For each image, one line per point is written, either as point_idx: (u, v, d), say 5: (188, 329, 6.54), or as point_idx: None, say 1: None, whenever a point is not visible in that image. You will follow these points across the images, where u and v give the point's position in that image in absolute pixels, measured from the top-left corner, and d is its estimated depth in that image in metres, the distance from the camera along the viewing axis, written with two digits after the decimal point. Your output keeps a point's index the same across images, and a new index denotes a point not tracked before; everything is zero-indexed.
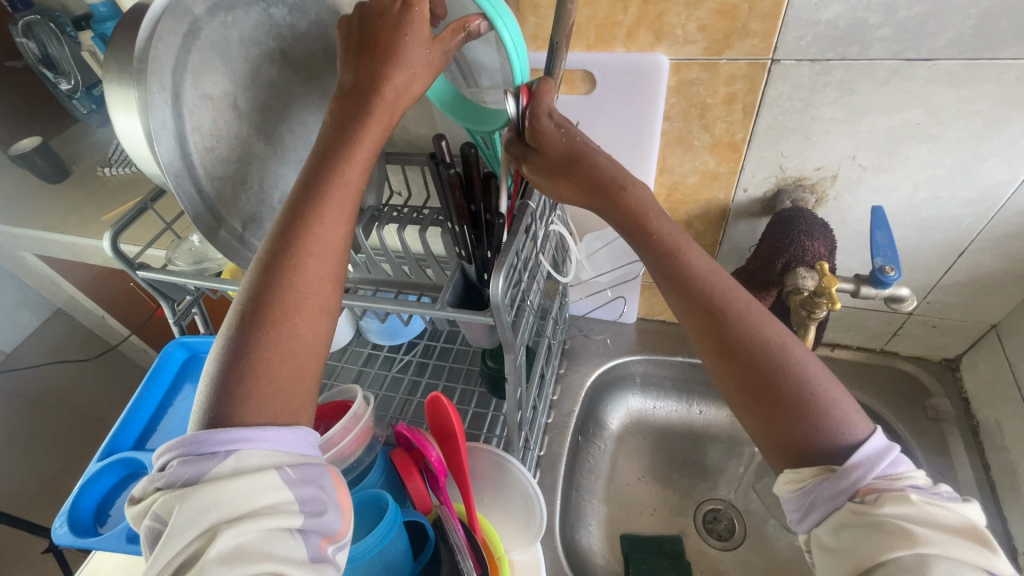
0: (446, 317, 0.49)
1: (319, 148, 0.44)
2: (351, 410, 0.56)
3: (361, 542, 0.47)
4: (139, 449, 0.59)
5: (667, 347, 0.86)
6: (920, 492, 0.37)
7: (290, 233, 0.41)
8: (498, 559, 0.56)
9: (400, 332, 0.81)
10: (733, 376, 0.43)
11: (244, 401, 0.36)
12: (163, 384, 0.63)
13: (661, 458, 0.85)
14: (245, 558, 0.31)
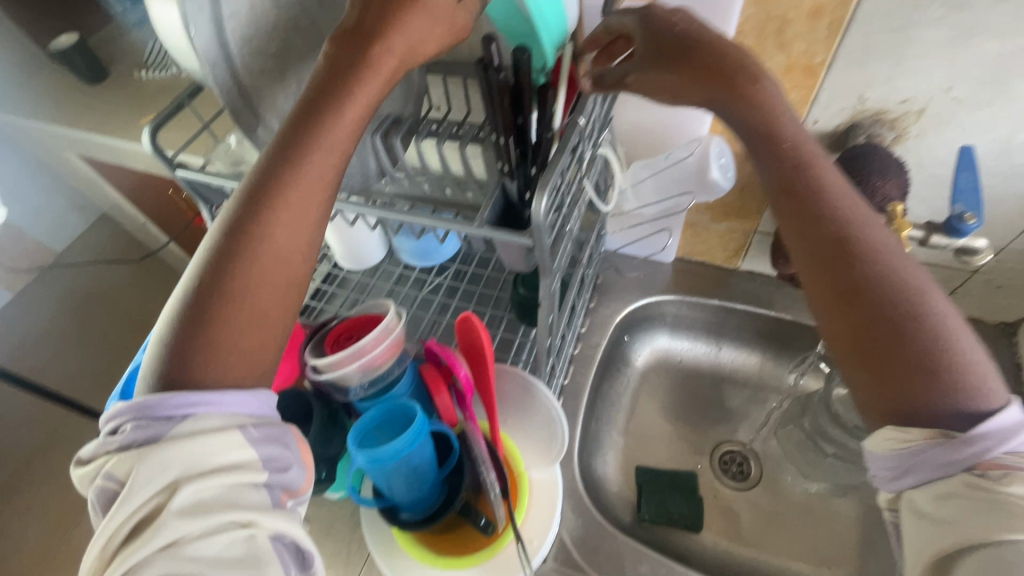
0: (483, 236, 0.48)
1: (304, 100, 0.41)
2: (385, 322, 0.57)
3: (390, 446, 0.49)
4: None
5: (703, 290, 0.82)
6: None
7: (262, 194, 0.39)
8: (517, 474, 0.61)
9: (432, 253, 0.81)
10: (850, 323, 0.40)
11: (203, 363, 0.36)
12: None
13: (684, 398, 0.85)
14: (209, 511, 0.32)
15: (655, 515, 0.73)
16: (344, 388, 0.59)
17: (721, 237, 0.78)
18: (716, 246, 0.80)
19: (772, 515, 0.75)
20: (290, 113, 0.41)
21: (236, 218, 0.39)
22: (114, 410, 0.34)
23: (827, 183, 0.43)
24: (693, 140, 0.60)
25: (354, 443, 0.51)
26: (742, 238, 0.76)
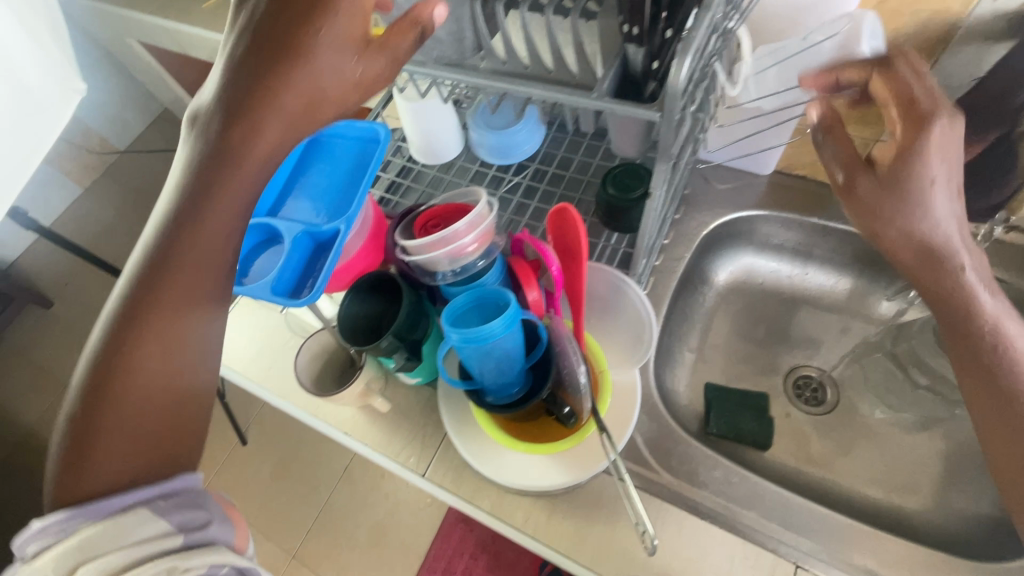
0: (600, 109, 0.45)
1: (214, 113, 0.41)
2: (478, 210, 0.55)
3: (485, 328, 0.48)
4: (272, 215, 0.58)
5: (800, 206, 0.76)
6: None
7: (179, 226, 0.43)
8: (600, 374, 0.57)
9: (509, 151, 0.76)
10: (996, 429, 0.50)
11: (93, 450, 0.40)
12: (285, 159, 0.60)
13: (762, 320, 0.82)
14: (90, 560, 0.37)
15: (724, 430, 0.72)
16: (433, 272, 0.58)
17: None
18: None
19: (844, 441, 0.73)
20: (199, 149, 0.42)
21: (171, 223, 0.44)
22: (27, 533, 0.38)
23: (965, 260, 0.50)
24: (838, 19, 0.53)
25: (447, 324, 0.51)
26: None
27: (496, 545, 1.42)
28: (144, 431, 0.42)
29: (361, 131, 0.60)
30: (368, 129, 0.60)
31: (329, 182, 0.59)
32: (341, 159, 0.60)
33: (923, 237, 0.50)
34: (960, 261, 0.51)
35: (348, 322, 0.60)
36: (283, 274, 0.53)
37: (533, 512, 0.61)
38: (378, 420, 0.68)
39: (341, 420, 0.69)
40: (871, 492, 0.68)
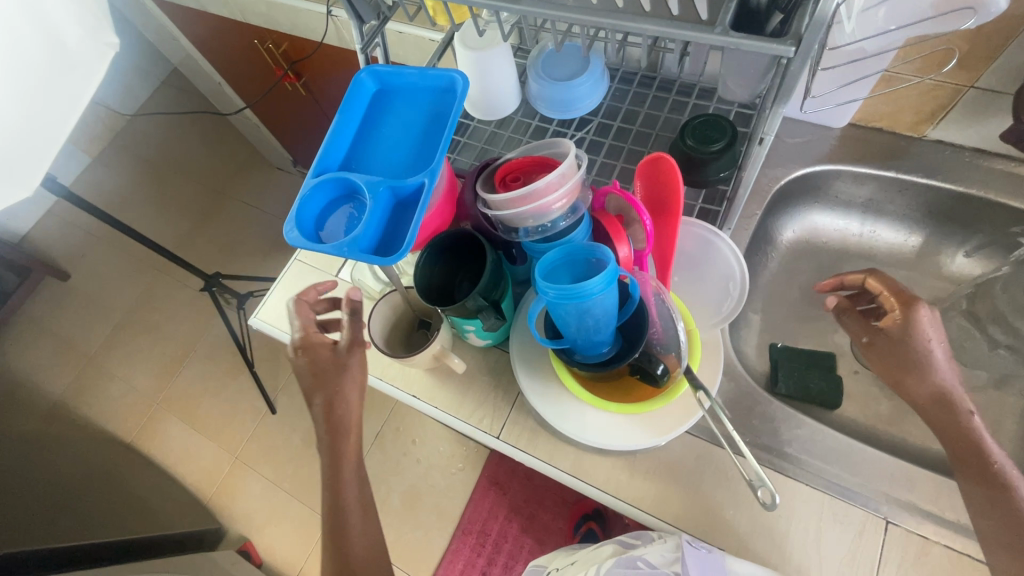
0: (723, 44, 0.41)
1: (323, 404, 0.61)
2: (568, 161, 0.52)
3: (585, 286, 0.46)
4: (348, 171, 0.55)
5: (877, 159, 0.73)
6: None
7: (337, 459, 0.60)
8: (689, 332, 0.56)
9: (572, 103, 0.71)
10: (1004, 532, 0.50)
11: (352, 537, 0.60)
12: (356, 114, 0.58)
13: (828, 279, 0.80)
14: None
15: (794, 390, 0.71)
16: (515, 228, 0.56)
17: (921, 94, 0.67)
18: (907, 107, 0.69)
19: None
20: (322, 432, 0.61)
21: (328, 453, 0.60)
22: None
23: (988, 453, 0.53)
24: None
25: (540, 278, 0.49)
26: (949, 97, 0.65)
27: (531, 506, 1.44)
28: (348, 451, 0.61)
29: (436, 81, 0.57)
30: (444, 77, 0.56)
31: (405, 136, 0.56)
32: (415, 112, 0.57)
33: (917, 360, 0.57)
34: (971, 408, 0.55)
35: (423, 280, 0.58)
36: (368, 230, 0.51)
37: (615, 471, 0.61)
38: (449, 382, 0.68)
39: (410, 383, 0.68)
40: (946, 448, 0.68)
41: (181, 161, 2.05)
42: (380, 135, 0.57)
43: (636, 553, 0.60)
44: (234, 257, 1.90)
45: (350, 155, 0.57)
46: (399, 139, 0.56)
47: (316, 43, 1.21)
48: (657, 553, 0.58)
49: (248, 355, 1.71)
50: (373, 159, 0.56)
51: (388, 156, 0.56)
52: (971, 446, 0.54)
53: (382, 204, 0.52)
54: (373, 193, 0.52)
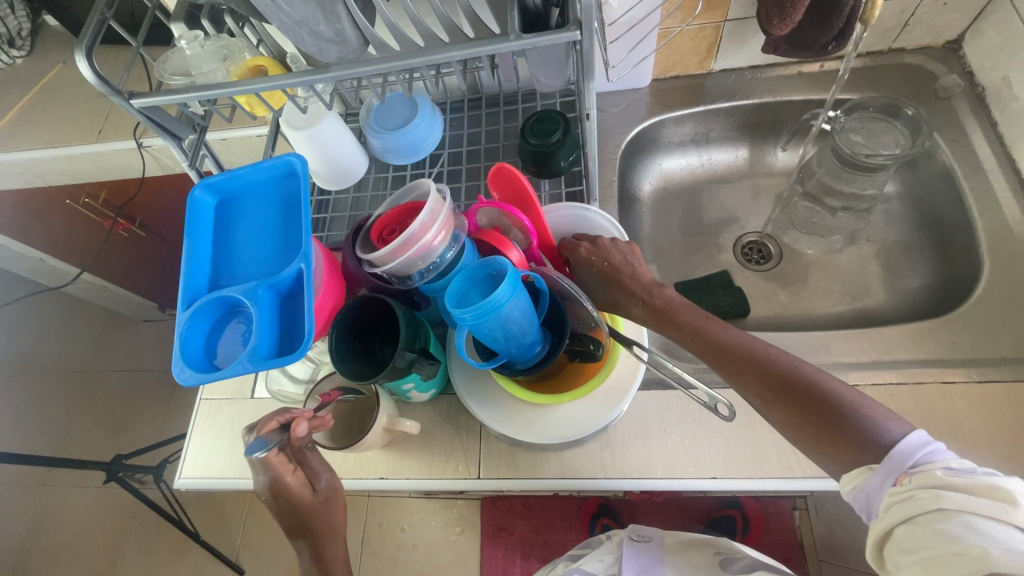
0: (522, 47, 0.47)
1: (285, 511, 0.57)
2: (432, 201, 0.53)
3: (495, 301, 0.47)
4: (220, 288, 0.52)
5: (685, 100, 0.84)
6: (953, 469, 0.38)
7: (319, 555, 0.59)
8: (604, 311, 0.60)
9: (415, 147, 0.73)
10: (773, 396, 0.48)
11: None
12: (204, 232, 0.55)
13: (695, 211, 0.90)
14: None
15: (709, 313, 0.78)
16: (409, 274, 0.56)
17: (693, 39, 0.78)
18: (688, 52, 0.81)
19: (801, 279, 0.82)
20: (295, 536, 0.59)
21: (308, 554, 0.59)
22: None
23: (714, 331, 0.53)
24: None
25: (453, 309, 0.50)
26: (714, 34, 0.77)
27: (543, 533, 1.41)
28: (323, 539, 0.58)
29: (272, 171, 0.56)
30: (278, 165, 0.56)
31: (264, 233, 0.55)
32: (264, 207, 0.56)
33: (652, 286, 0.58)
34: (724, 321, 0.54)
35: (346, 360, 0.57)
36: (262, 336, 0.48)
37: (596, 454, 0.62)
38: (411, 447, 0.65)
39: (371, 467, 0.65)
40: (841, 307, 0.78)
41: (29, 356, 1.79)
42: (239, 242, 0.55)
43: (573, 568, 0.69)
44: (131, 431, 1.68)
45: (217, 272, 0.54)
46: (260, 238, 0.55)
47: (139, 179, 1.14)
48: (593, 562, 0.69)
49: (188, 527, 1.51)
50: (241, 269, 0.53)
51: (254, 258, 0.54)
52: (771, 372, 0.49)
53: (267, 304, 0.50)
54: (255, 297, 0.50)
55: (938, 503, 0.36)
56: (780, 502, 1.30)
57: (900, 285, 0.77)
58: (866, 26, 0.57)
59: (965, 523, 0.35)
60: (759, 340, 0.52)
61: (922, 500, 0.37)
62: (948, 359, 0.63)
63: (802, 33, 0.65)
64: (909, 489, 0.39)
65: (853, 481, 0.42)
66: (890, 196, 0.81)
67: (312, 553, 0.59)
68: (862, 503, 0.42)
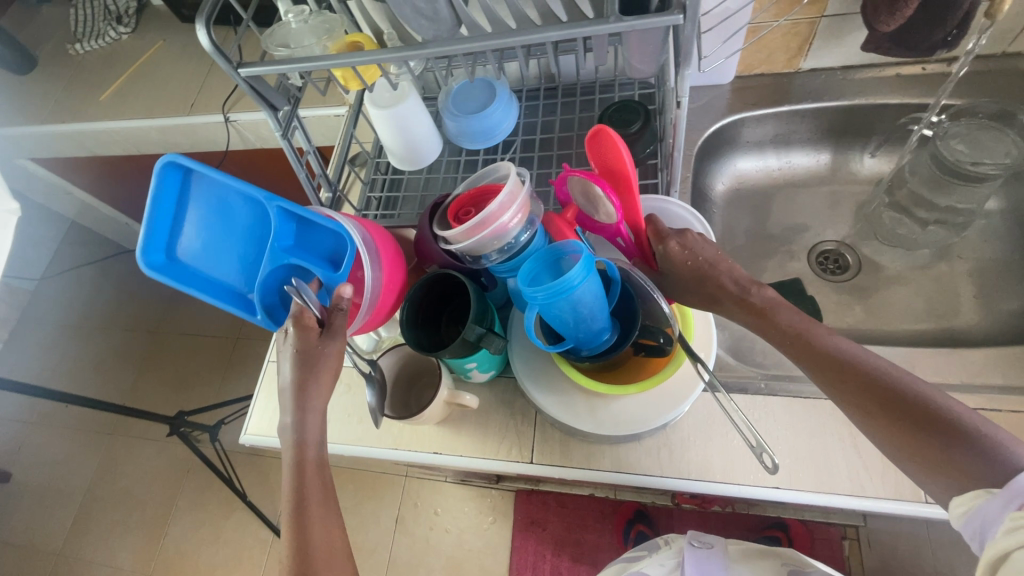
0: (621, 31, 0.46)
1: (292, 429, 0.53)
2: (511, 183, 0.54)
3: (568, 280, 0.47)
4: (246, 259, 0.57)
5: (769, 99, 0.81)
6: None
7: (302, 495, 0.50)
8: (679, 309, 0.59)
9: (492, 132, 0.74)
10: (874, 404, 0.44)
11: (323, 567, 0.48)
12: (187, 282, 0.54)
13: (767, 214, 0.86)
14: None
15: None
16: (482, 255, 0.57)
17: (784, 35, 0.75)
18: (777, 49, 0.78)
19: (880, 292, 0.78)
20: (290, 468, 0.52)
21: (296, 493, 0.51)
22: None
23: (813, 333, 0.50)
24: None
25: (524, 288, 0.50)
26: (807, 30, 0.74)
27: (575, 532, 1.40)
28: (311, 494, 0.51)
29: (168, 186, 0.53)
30: (165, 172, 0.52)
31: (214, 226, 0.56)
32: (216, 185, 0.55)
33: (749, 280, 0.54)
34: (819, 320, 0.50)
35: (414, 331, 0.58)
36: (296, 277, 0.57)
37: (653, 452, 0.61)
38: (466, 425, 0.66)
39: (427, 441, 0.66)
40: (924, 326, 0.73)
41: (108, 314, 1.93)
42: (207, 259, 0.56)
43: (635, 569, 0.69)
44: (191, 391, 1.79)
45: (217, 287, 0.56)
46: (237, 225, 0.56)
47: (222, 153, 1.21)
48: (657, 564, 0.69)
49: (236, 486, 1.59)
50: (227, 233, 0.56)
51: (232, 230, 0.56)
52: (878, 386, 0.45)
53: (293, 257, 0.55)
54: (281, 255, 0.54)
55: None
56: (829, 529, 1.23)
57: (995, 308, 0.71)
58: (991, 22, 0.54)
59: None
60: (868, 352, 0.47)
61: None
62: None
63: (910, 32, 0.61)
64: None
65: (967, 502, 0.39)
66: (989, 212, 0.75)
67: (295, 499, 0.50)
68: (973, 529, 0.39)
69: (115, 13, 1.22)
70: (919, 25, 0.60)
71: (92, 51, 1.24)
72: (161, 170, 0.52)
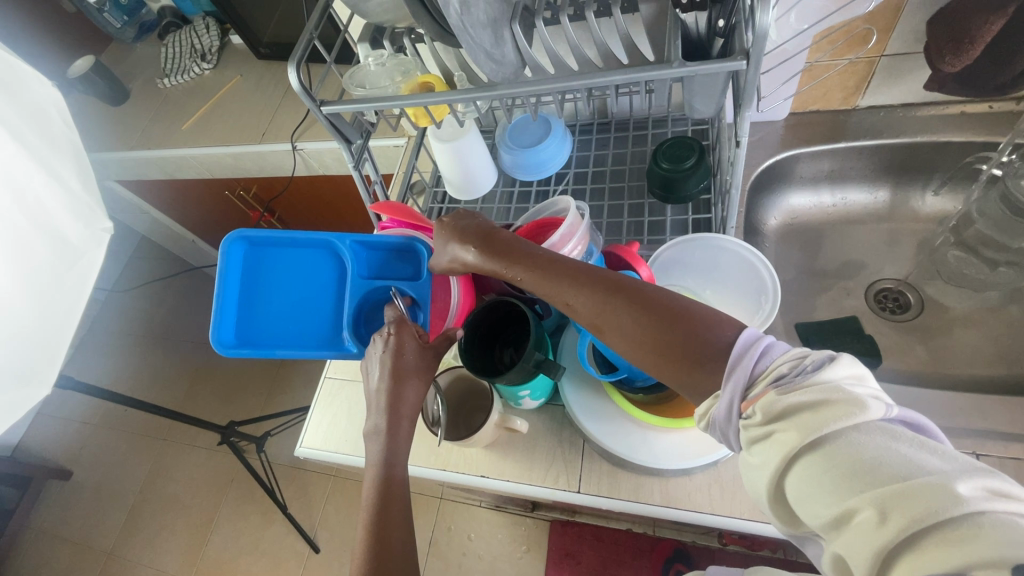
0: (684, 74, 0.48)
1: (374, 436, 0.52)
2: (570, 220, 0.55)
3: None
4: (319, 307, 0.61)
5: (825, 136, 0.81)
6: (785, 375, 0.36)
7: (383, 503, 0.48)
8: None
9: (547, 164, 0.77)
10: None
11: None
12: (270, 348, 0.59)
13: (822, 250, 0.85)
14: None
15: None
16: None
17: (842, 74, 0.76)
18: (833, 87, 0.78)
19: (944, 334, 0.75)
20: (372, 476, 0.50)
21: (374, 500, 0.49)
22: None
23: None
24: None
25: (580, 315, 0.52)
26: (866, 69, 0.74)
27: (611, 568, 1.35)
28: (392, 501, 0.48)
29: (234, 264, 0.59)
30: (229, 251, 0.59)
31: (283, 285, 0.61)
32: (278, 248, 0.61)
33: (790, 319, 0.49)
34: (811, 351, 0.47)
35: (473, 356, 0.59)
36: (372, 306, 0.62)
37: (704, 489, 0.60)
38: (514, 451, 0.67)
39: (475, 464, 0.68)
40: (993, 371, 0.70)
41: (169, 326, 2.06)
42: (281, 317, 0.60)
43: None
44: (240, 402, 1.86)
45: (295, 338, 0.60)
46: (305, 278, 0.61)
47: (288, 178, 1.29)
48: None
49: (277, 497, 1.63)
50: (298, 287, 0.61)
51: (300, 284, 0.61)
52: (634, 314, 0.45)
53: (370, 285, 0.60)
54: (363, 284, 0.60)
55: (807, 437, 0.32)
56: None
57: None
58: None
59: (844, 445, 0.31)
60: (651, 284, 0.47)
61: (794, 433, 0.33)
62: None
63: (978, 72, 0.60)
64: (773, 422, 0.35)
65: (707, 414, 0.40)
66: None
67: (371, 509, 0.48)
68: (720, 437, 0.40)
69: (201, 51, 1.34)
70: (987, 64, 0.59)
71: (177, 84, 1.35)
72: (224, 250, 0.59)
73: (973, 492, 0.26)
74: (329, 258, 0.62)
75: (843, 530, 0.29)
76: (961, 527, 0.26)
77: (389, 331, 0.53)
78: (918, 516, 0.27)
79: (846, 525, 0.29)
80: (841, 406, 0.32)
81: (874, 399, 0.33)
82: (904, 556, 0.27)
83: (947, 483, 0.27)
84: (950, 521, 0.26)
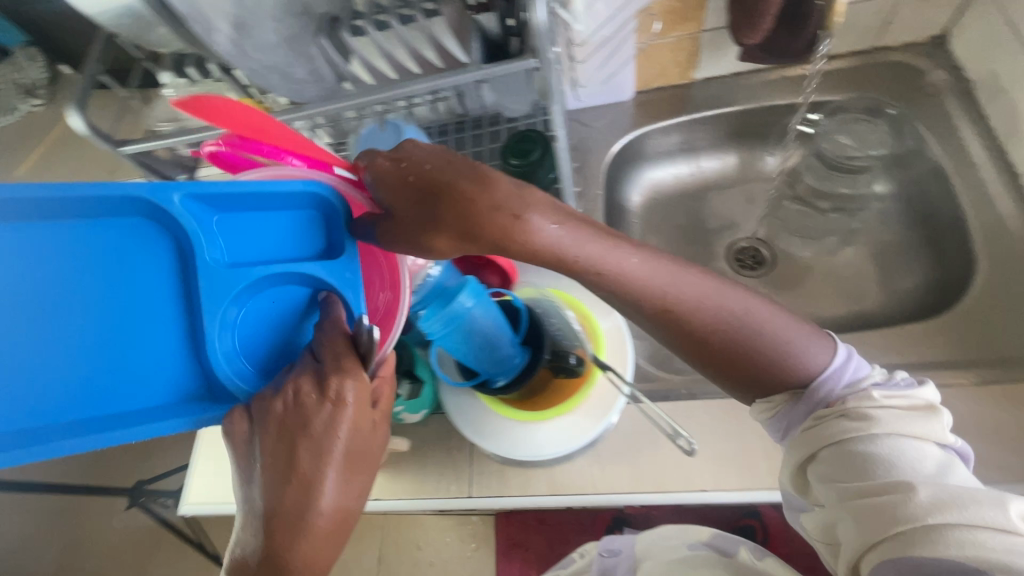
0: (484, 77, 0.48)
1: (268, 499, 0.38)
2: None
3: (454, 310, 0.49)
4: (106, 341, 0.36)
5: (670, 111, 0.84)
6: (880, 387, 0.47)
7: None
8: (591, 331, 0.61)
9: None
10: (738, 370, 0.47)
11: None
12: (43, 433, 0.34)
13: (685, 219, 0.89)
14: None
15: None
16: None
17: (672, 50, 0.79)
18: (668, 63, 0.81)
19: (793, 283, 0.81)
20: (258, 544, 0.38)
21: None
22: None
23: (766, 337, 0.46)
24: None
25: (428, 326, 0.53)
26: (692, 44, 0.78)
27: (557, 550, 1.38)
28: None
29: None
30: None
31: (9, 314, 0.34)
32: (46, 234, 0.35)
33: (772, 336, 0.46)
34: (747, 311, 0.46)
35: None
36: (281, 306, 0.41)
37: (585, 471, 0.62)
38: (403, 467, 0.66)
39: (366, 488, 0.66)
40: (836, 311, 0.77)
41: None
42: (33, 371, 0.34)
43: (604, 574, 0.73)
44: (153, 457, 1.73)
45: (113, 395, 0.36)
46: (81, 287, 0.36)
47: None
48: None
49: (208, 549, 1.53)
50: (50, 311, 0.35)
51: (57, 303, 0.35)
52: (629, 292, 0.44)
53: (272, 270, 0.40)
54: (231, 274, 0.38)
55: (840, 435, 0.46)
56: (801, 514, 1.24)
57: (895, 287, 0.75)
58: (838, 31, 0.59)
59: (909, 449, 0.44)
60: (583, 246, 0.42)
61: (831, 430, 0.46)
62: (948, 363, 0.60)
63: (774, 44, 0.65)
64: (821, 419, 0.47)
65: (772, 407, 0.49)
66: (881, 195, 0.78)
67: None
68: (781, 428, 0.50)
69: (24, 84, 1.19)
70: (779, 37, 0.64)
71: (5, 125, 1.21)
72: None
73: (932, 499, 0.40)
74: (149, 241, 0.38)
75: (845, 504, 0.45)
76: (907, 537, 0.41)
77: (320, 390, 0.38)
78: (887, 527, 0.41)
79: (852, 519, 0.44)
80: (883, 423, 0.45)
81: (933, 407, 0.45)
82: (880, 548, 0.42)
83: (915, 489, 0.41)
84: (906, 534, 0.41)
